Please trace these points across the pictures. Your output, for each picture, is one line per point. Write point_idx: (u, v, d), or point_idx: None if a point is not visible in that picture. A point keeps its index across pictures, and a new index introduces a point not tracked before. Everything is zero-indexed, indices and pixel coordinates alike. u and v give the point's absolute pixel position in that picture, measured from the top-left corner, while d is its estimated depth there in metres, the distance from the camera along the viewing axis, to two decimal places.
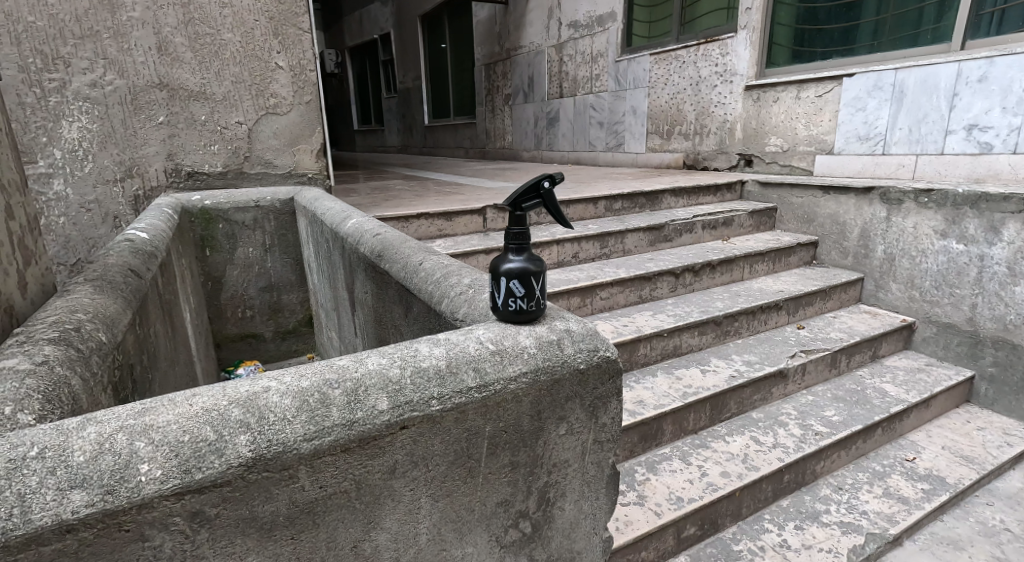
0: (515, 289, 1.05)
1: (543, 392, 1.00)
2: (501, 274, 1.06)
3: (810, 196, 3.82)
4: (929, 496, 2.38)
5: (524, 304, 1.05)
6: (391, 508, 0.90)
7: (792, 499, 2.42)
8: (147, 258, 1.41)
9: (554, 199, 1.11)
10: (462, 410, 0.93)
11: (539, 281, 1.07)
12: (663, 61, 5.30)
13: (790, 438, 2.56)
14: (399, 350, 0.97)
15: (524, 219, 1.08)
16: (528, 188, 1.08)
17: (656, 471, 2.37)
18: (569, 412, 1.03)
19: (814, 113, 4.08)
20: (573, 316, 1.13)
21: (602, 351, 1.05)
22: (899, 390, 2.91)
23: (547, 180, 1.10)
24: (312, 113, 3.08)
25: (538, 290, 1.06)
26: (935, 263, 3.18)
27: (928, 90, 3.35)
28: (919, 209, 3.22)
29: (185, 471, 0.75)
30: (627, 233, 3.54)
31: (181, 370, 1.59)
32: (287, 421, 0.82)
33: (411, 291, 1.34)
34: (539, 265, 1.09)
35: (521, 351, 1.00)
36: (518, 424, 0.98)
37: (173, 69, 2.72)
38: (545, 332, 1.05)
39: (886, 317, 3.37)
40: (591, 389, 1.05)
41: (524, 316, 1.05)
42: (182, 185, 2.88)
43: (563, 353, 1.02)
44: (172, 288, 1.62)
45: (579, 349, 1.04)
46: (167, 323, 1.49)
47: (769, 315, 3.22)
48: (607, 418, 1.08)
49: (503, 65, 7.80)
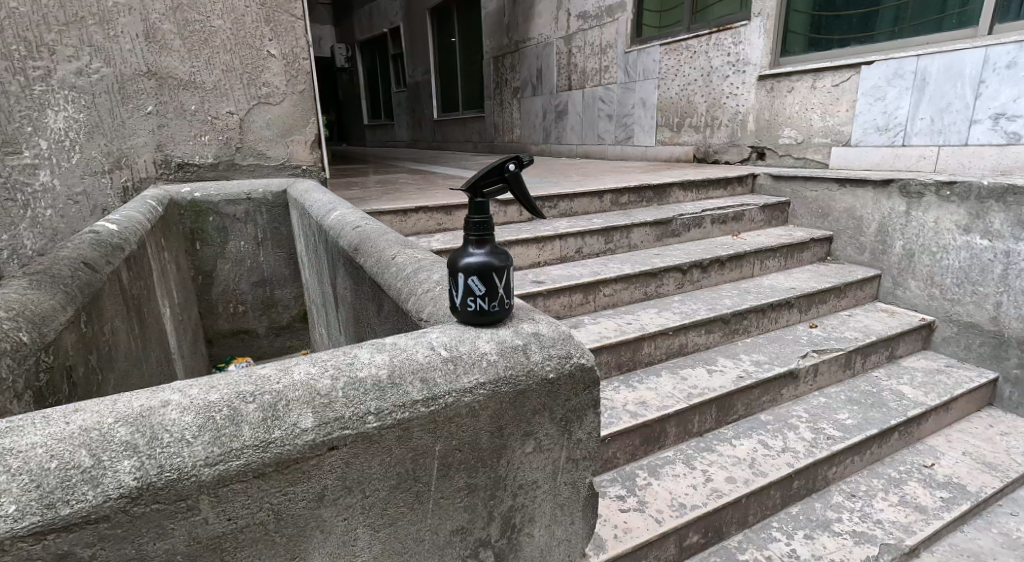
0: (475, 287, 0.97)
1: (504, 405, 0.92)
2: (460, 270, 0.98)
3: (825, 190, 3.68)
4: (948, 505, 2.26)
5: (486, 304, 0.97)
6: (319, 540, 0.83)
7: (801, 506, 2.31)
8: (109, 251, 1.34)
9: (520, 183, 1.02)
10: (406, 427, 0.85)
11: (502, 278, 0.99)
12: (674, 51, 5.16)
13: (800, 442, 2.45)
14: (336, 358, 0.89)
15: (486, 206, 1.00)
16: (490, 172, 1.00)
17: (658, 475, 2.28)
18: (536, 428, 0.96)
19: (830, 103, 3.93)
20: (547, 318, 1.06)
21: (575, 358, 0.98)
22: (916, 393, 2.78)
23: (511, 162, 1.02)
24: (306, 102, 3.04)
25: (500, 288, 0.99)
26: (957, 260, 3.03)
27: (953, 77, 3.20)
28: (941, 203, 3.07)
29: (49, 506, 0.67)
30: (633, 228, 3.43)
31: (152, 370, 1.52)
32: (184, 443, 0.74)
33: (382, 288, 1.27)
34: (502, 258, 1.00)
35: (479, 358, 0.92)
36: (474, 441, 0.91)
37: (161, 57, 2.67)
38: (511, 337, 0.97)
39: (904, 316, 3.23)
40: (562, 402, 0.98)
41: (485, 317, 0.98)
42: (172, 177, 2.84)
43: (529, 360, 0.95)
44: (145, 282, 1.56)
45: (549, 356, 0.96)
46: (134, 321, 1.42)
47: (780, 313, 3.10)
48: (582, 433, 1.01)
49: (511, 57, 7.69)
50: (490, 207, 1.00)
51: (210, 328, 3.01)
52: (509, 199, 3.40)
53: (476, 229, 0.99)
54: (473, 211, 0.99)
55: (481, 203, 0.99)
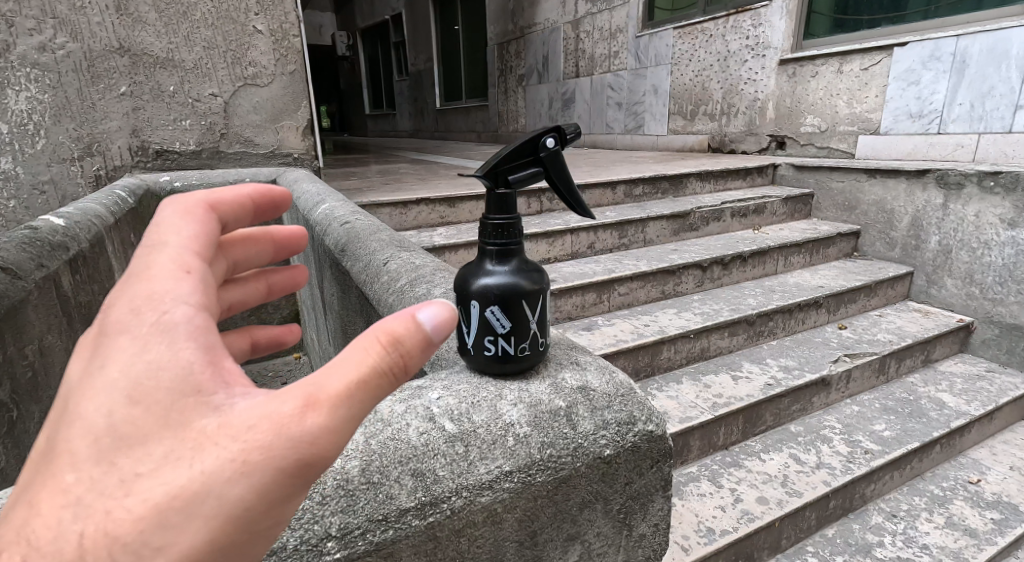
0: (498, 323, 0.79)
1: (541, 499, 0.73)
2: (476, 298, 0.79)
3: (853, 181, 3.45)
4: (1001, 528, 2.04)
5: (512, 343, 0.80)
6: None
7: (837, 529, 2.11)
8: (47, 251, 1.17)
9: (556, 168, 0.81)
10: (391, 551, 0.65)
11: (533, 307, 0.80)
12: (688, 34, 4.92)
13: (836, 457, 2.24)
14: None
15: (510, 200, 0.80)
16: (518, 151, 0.79)
17: (681, 494, 2.08)
18: (586, 522, 0.79)
19: (858, 89, 3.70)
20: (594, 361, 0.89)
21: (639, 425, 0.79)
22: (958, 401, 2.57)
23: (547, 137, 0.80)
24: (295, 84, 2.84)
25: (531, 322, 0.80)
26: (1000, 257, 2.81)
27: (996, 59, 2.97)
28: (983, 195, 2.85)
29: None
30: (649, 221, 3.21)
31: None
32: None
33: (371, 301, 1.08)
34: (534, 278, 0.81)
35: (504, 433, 0.73)
36: (498, 553, 0.72)
37: (135, 32, 2.46)
38: (551, 397, 0.79)
39: (939, 317, 3.01)
40: (622, 486, 0.80)
41: (511, 359, 0.81)
42: (150, 164, 2.65)
43: (574, 434, 0.75)
44: (95, 282, 1.38)
45: (599, 426, 0.77)
46: (74, 332, 1.27)
47: (808, 313, 2.88)
48: (647, 521, 0.84)
49: (516, 43, 7.43)
50: (515, 202, 0.80)
51: None
52: None
53: (497, 238, 0.80)
54: (494, 210, 0.79)
55: (502, 200, 0.79)
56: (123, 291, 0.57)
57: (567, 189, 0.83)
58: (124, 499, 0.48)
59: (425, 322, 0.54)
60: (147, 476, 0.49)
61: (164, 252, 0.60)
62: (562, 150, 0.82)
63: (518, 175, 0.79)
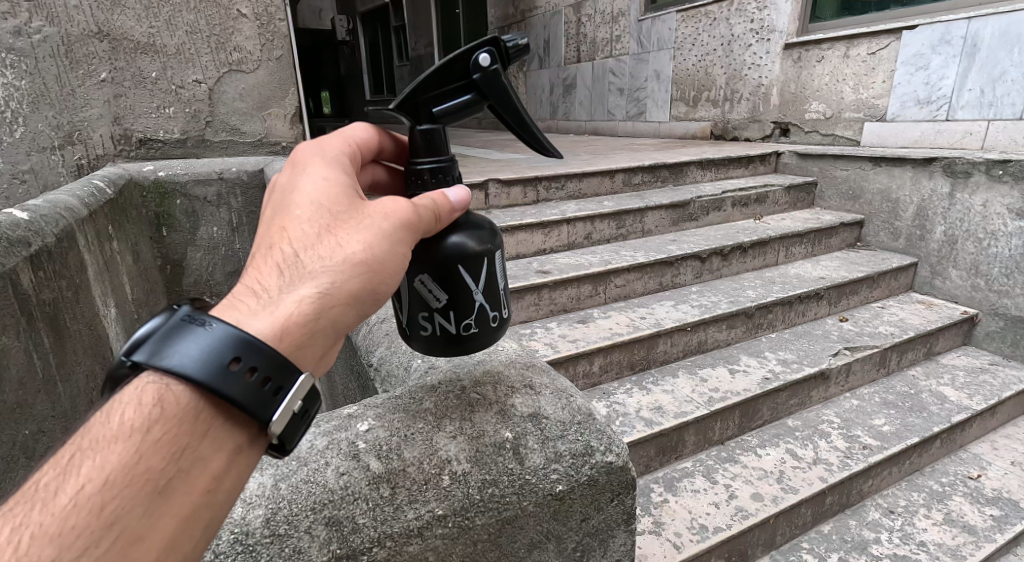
0: (438, 296, 0.89)
1: (483, 536, 0.78)
2: (416, 276, 0.88)
3: (857, 169, 3.37)
4: (1000, 525, 2.00)
5: (452, 314, 0.90)
6: None
7: (834, 525, 2.07)
8: (6, 248, 1.19)
9: (486, 84, 0.90)
10: None
11: (472, 276, 0.89)
12: (691, 18, 4.81)
13: (833, 452, 2.19)
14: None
15: (436, 127, 0.89)
16: (444, 75, 0.88)
17: (675, 490, 2.05)
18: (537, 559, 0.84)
19: (865, 74, 3.61)
20: (551, 385, 0.95)
21: (595, 456, 0.84)
22: (959, 395, 2.52)
23: (480, 54, 0.88)
24: (283, 70, 2.80)
25: (473, 291, 0.90)
26: (1007, 248, 2.74)
27: (1009, 42, 2.88)
28: (991, 184, 2.77)
29: None
30: (648, 211, 3.15)
31: (68, 387, 1.37)
32: None
33: None
34: (477, 248, 0.88)
35: (441, 471, 0.77)
36: None
37: (114, 15, 2.41)
38: (497, 429, 0.84)
39: (943, 309, 2.95)
40: (579, 523, 0.85)
41: (454, 332, 0.90)
42: (133, 153, 2.64)
43: (522, 467, 0.80)
44: (65, 277, 1.42)
45: (545, 461, 0.81)
46: (37, 332, 1.26)
47: (808, 305, 2.83)
48: (610, 556, 0.90)
49: (517, 27, 7.28)
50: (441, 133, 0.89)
51: None
52: (512, 179, 3.13)
53: (431, 178, 0.87)
54: (422, 141, 0.88)
55: (428, 131, 0.88)
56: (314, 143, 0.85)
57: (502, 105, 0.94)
58: (340, 221, 0.72)
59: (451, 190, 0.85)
60: (345, 215, 0.73)
61: (339, 135, 0.88)
62: (493, 65, 0.89)
63: (442, 105, 0.89)
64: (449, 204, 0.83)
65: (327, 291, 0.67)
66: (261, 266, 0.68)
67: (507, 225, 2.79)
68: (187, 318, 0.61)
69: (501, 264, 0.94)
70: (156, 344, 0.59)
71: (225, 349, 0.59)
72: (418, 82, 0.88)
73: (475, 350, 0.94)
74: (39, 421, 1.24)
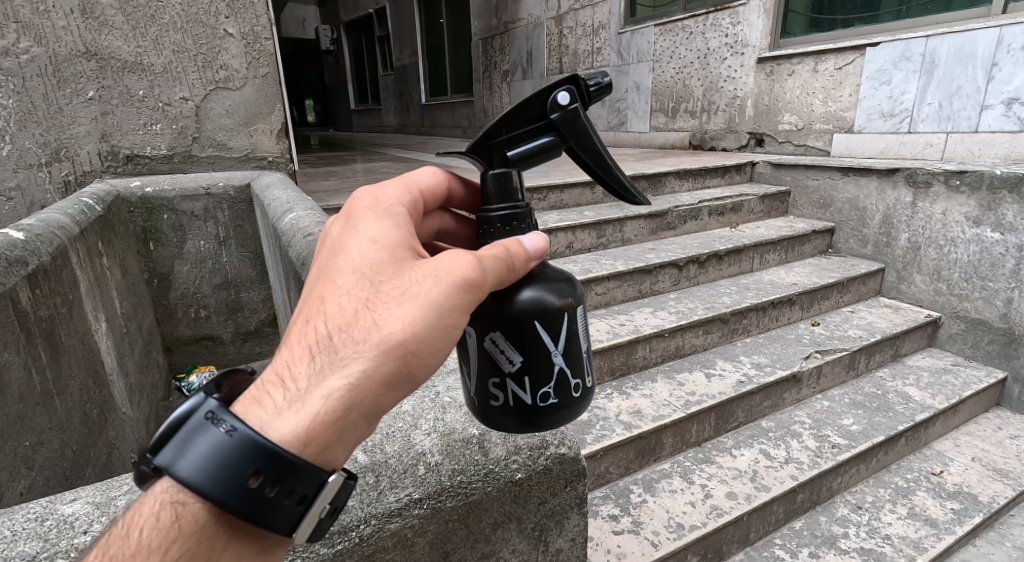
0: (513, 358, 0.85)
1: (455, 517, 0.85)
2: (489, 337, 0.85)
3: (828, 179, 3.51)
4: (960, 518, 2.11)
5: (528, 380, 0.86)
6: None
7: (805, 522, 2.16)
8: (5, 268, 1.25)
9: (562, 124, 0.86)
10: None
11: (549, 338, 0.86)
12: (669, 32, 4.94)
13: (805, 452, 2.29)
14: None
15: (510, 176, 0.86)
16: (520, 113, 0.85)
17: (654, 491, 2.13)
18: (501, 539, 0.91)
19: (833, 87, 3.76)
20: None
21: (550, 448, 0.92)
22: (924, 394, 2.64)
23: (560, 94, 0.85)
24: (269, 87, 2.89)
25: (551, 354, 0.86)
26: (966, 253, 2.88)
27: (964, 60, 3.03)
28: (950, 193, 2.91)
29: None
30: (627, 221, 3.25)
31: (64, 400, 1.42)
32: None
33: None
34: (556, 306, 0.85)
35: (417, 460, 0.84)
36: None
37: (102, 35, 2.50)
38: (466, 426, 0.91)
39: (908, 312, 3.08)
40: (536, 506, 0.93)
41: (528, 402, 0.86)
42: (121, 169, 2.71)
43: (487, 458, 0.87)
44: (61, 294, 1.48)
45: (511, 450, 0.90)
46: (34, 348, 1.32)
47: (781, 311, 2.94)
48: (565, 535, 0.98)
49: (501, 38, 7.40)
50: (515, 180, 0.86)
51: (170, 333, 2.97)
52: None
53: (503, 226, 0.84)
54: (495, 195, 0.85)
55: (499, 179, 0.85)
56: (371, 186, 0.82)
57: (581, 146, 0.88)
58: (378, 298, 0.68)
59: (526, 239, 0.81)
60: (389, 284, 0.69)
61: (402, 180, 0.86)
62: (571, 103, 0.85)
63: (516, 148, 0.86)
64: (526, 253, 0.80)
65: (356, 381, 0.65)
66: (297, 344, 0.66)
67: None
68: (209, 419, 0.61)
69: (583, 329, 0.91)
70: (179, 444, 0.61)
71: (243, 464, 0.60)
72: (490, 123, 0.85)
73: (551, 427, 0.88)
74: (37, 434, 1.29)
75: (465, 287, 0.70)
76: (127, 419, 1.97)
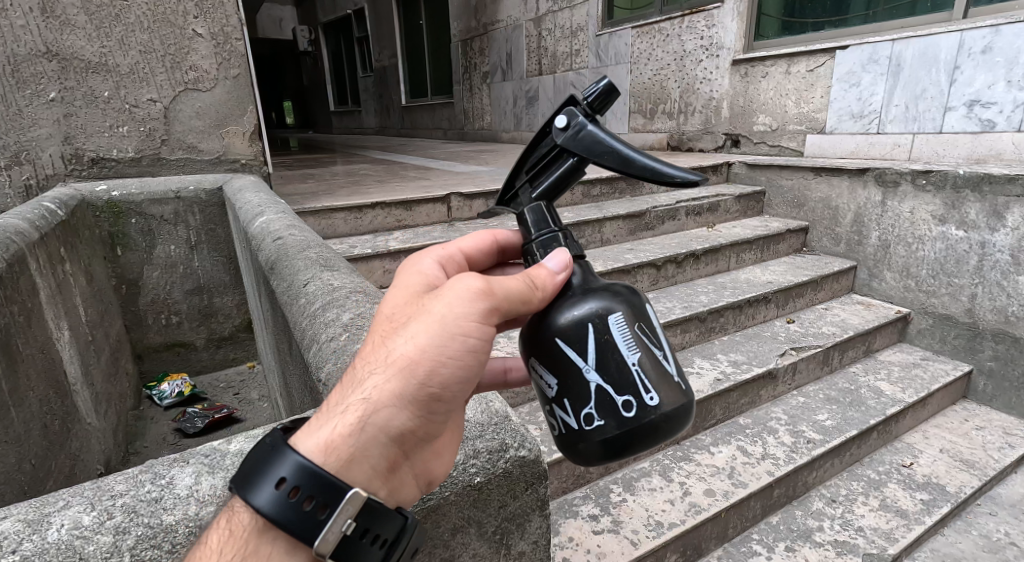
0: (548, 383, 0.77)
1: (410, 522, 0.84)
2: (528, 365, 0.80)
3: (801, 179, 3.58)
4: (929, 508, 2.17)
5: (568, 404, 0.76)
6: None
7: (782, 516, 2.20)
8: None
9: (568, 145, 0.78)
10: None
11: (574, 355, 0.74)
12: (645, 34, 4.99)
13: (780, 447, 2.34)
14: (135, 491, 0.68)
15: (532, 213, 0.79)
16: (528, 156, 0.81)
17: (633, 490, 2.15)
18: (460, 544, 0.91)
19: (805, 89, 3.84)
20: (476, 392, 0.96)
21: (512, 451, 0.90)
22: (894, 388, 2.70)
23: (555, 120, 0.79)
24: (240, 88, 2.89)
25: (583, 372, 0.74)
26: (932, 251, 2.97)
27: (927, 63, 3.13)
28: (917, 192, 2.99)
29: None
30: (605, 222, 3.28)
31: (21, 412, 1.45)
32: None
33: (291, 313, 1.27)
34: (574, 318, 0.74)
35: None
36: None
37: (64, 35, 2.49)
38: None
39: (880, 308, 3.16)
40: (496, 509, 0.92)
41: (574, 428, 0.75)
42: (85, 172, 2.70)
43: None
44: (17, 303, 1.51)
45: (472, 453, 0.87)
46: None
47: (757, 309, 2.99)
48: (527, 537, 0.97)
49: (480, 40, 7.41)
50: (538, 214, 0.78)
51: (140, 341, 2.95)
52: (474, 192, 3.24)
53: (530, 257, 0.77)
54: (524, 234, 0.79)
55: (523, 218, 0.79)
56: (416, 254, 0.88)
57: (589, 156, 0.76)
58: (394, 324, 0.69)
59: (548, 259, 0.75)
60: (407, 312, 0.70)
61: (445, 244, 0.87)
62: (570, 123, 0.78)
63: (535, 185, 0.80)
64: (551, 271, 0.74)
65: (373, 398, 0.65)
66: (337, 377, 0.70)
67: None
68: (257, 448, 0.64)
69: (631, 336, 0.75)
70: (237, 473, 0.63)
71: (272, 476, 0.61)
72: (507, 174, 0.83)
73: (610, 456, 0.74)
74: None
75: (477, 299, 0.68)
76: (92, 430, 2.04)
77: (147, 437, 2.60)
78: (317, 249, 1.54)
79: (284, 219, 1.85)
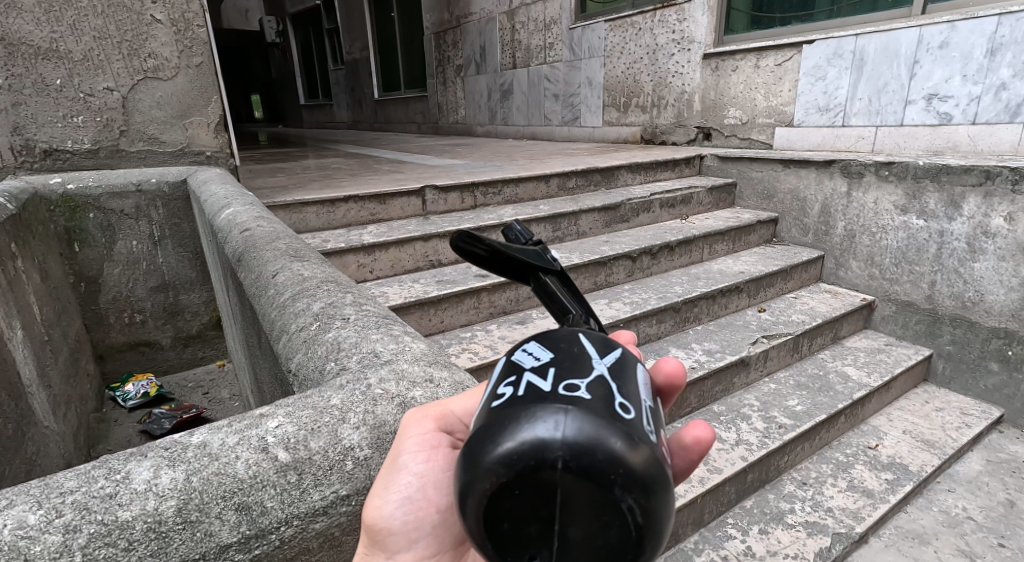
0: None
1: None
2: None
3: (770, 171, 3.66)
4: (893, 487, 2.26)
5: None
6: None
7: (755, 500, 2.26)
8: None
9: None
10: None
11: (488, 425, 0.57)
12: (618, 27, 5.03)
13: (753, 433, 2.39)
14: (88, 487, 0.66)
15: None
16: None
17: None
18: None
19: (773, 83, 3.92)
20: (450, 378, 0.90)
21: None
22: (861, 373, 2.80)
23: None
24: (204, 77, 2.82)
25: None
26: (895, 240, 3.07)
27: (888, 57, 3.22)
28: (880, 183, 3.09)
29: None
30: (580, 215, 3.30)
31: None
32: None
33: (259, 308, 1.25)
34: None
35: (343, 456, 0.74)
36: None
37: (10, 20, 2.41)
38: (397, 418, 0.80)
39: (846, 296, 3.26)
40: None
41: None
42: (37, 164, 2.65)
43: None
44: None
45: None
46: None
47: (728, 299, 3.06)
48: None
49: (453, 33, 7.36)
50: None
51: (102, 341, 2.90)
52: (448, 186, 3.23)
53: None
54: None
55: None
56: None
57: None
58: None
59: None
60: None
61: None
62: None
63: None
64: None
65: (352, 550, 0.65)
66: None
67: (444, 231, 2.85)
68: None
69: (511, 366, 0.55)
70: None
71: None
72: None
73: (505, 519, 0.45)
74: None
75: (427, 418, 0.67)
76: (51, 433, 2.00)
77: (111, 441, 2.56)
78: (288, 241, 1.52)
79: (250, 211, 1.83)
